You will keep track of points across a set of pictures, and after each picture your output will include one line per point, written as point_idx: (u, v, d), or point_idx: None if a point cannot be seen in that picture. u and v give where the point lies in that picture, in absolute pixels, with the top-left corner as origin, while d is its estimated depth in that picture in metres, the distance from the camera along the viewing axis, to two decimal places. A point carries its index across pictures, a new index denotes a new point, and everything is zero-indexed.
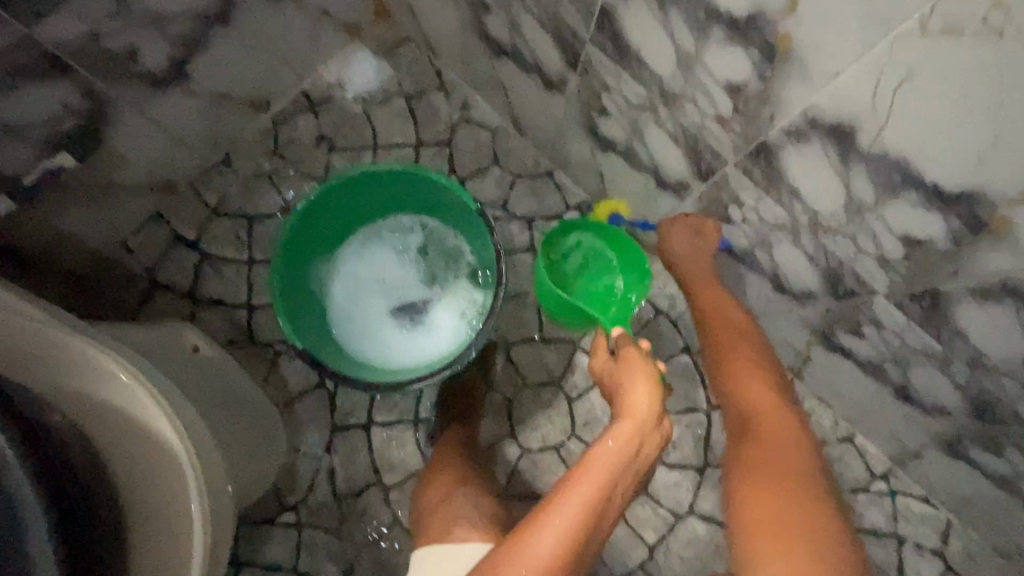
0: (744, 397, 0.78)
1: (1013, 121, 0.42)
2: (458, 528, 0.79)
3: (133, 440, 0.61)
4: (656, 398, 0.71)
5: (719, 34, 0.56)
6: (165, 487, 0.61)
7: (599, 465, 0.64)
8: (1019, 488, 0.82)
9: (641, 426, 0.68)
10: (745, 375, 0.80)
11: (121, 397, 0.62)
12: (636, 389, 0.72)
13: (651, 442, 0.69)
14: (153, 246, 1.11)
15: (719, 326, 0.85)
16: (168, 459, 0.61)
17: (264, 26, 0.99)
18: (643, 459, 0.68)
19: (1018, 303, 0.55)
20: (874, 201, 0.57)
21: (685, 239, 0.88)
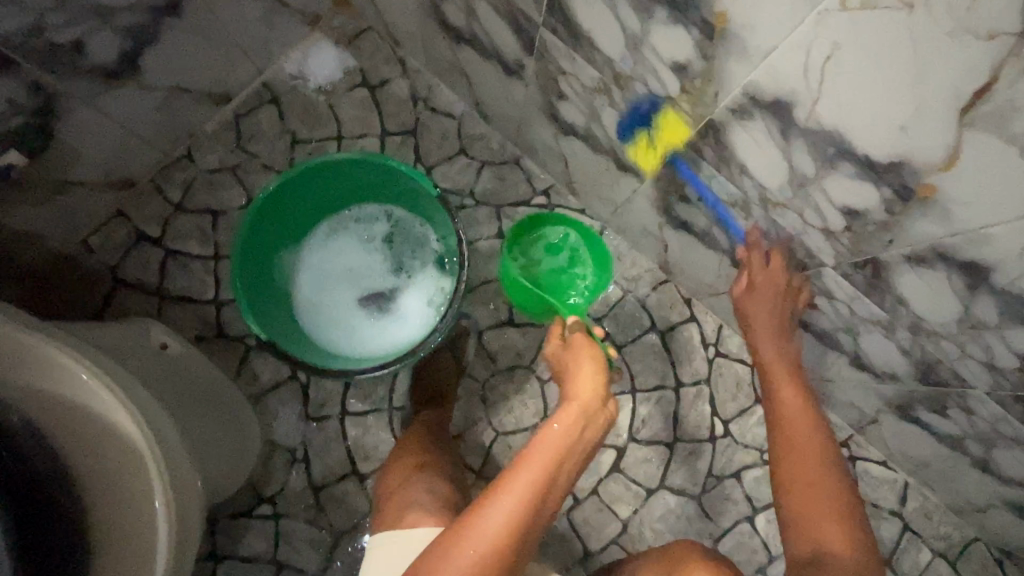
0: (806, 509, 0.74)
1: (928, 92, 0.44)
2: (409, 514, 0.79)
3: (95, 435, 0.61)
4: (602, 381, 0.77)
5: (662, 14, 0.57)
6: (128, 483, 0.60)
7: (550, 444, 0.68)
8: (965, 446, 0.86)
9: (587, 407, 0.73)
10: (814, 487, 0.76)
11: (81, 394, 0.61)
12: (584, 368, 0.78)
13: (596, 421, 0.73)
14: (115, 245, 1.09)
15: (792, 428, 0.82)
16: (131, 454, 0.60)
17: (218, 16, 0.97)
18: (590, 439, 0.72)
19: (948, 267, 0.57)
20: (815, 173, 0.59)
21: (767, 308, 0.84)
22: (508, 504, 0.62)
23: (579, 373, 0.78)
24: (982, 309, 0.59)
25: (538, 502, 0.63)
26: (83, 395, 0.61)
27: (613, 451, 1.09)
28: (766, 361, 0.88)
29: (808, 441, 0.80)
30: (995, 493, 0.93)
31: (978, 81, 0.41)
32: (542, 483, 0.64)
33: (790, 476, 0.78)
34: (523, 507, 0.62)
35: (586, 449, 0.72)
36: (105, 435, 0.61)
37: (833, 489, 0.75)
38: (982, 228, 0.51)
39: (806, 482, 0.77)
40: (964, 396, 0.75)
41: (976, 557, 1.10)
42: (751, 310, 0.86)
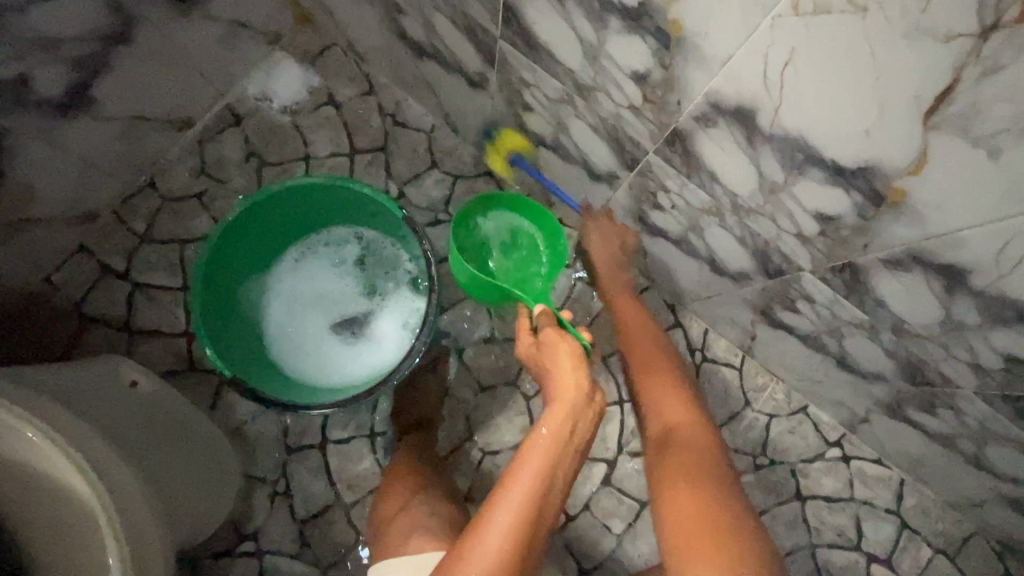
0: (654, 400, 0.81)
1: (891, 97, 0.43)
2: (415, 540, 0.76)
3: (44, 492, 0.58)
4: (583, 375, 0.72)
5: (617, 24, 0.55)
6: (81, 544, 0.58)
7: (532, 460, 0.64)
8: (957, 444, 0.84)
9: (573, 409, 0.69)
10: (657, 381, 0.82)
11: (23, 452, 0.58)
12: (562, 362, 0.74)
13: (585, 420, 0.70)
14: (79, 280, 1.06)
15: (628, 320, 0.94)
16: (80, 513, 0.58)
17: (173, 42, 0.94)
18: (580, 439, 0.68)
19: (926, 270, 0.55)
20: (784, 180, 0.57)
21: (604, 250, 1.00)
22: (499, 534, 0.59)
23: (559, 372, 0.73)
24: (963, 311, 0.57)
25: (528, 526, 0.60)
26: (26, 451, 0.58)
27: (603, 464, 1.07)
28: (602, 273, 1.00)
29: (653, 354, 0.88)
30: (992, 489, 0.91)
31: (938, 85, 0.39)
32: (530, 503, 0.61)
33: (638, 363, 0.87)
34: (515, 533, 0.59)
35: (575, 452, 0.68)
36: (55, 492, 0.58)
37: (673, 377, 0.84)
38: (957, 232, 0.49)
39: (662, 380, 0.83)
40: (952, 395, 0.73)
41: (976, 552, 1.09)
42: (592, 247, 1.01)
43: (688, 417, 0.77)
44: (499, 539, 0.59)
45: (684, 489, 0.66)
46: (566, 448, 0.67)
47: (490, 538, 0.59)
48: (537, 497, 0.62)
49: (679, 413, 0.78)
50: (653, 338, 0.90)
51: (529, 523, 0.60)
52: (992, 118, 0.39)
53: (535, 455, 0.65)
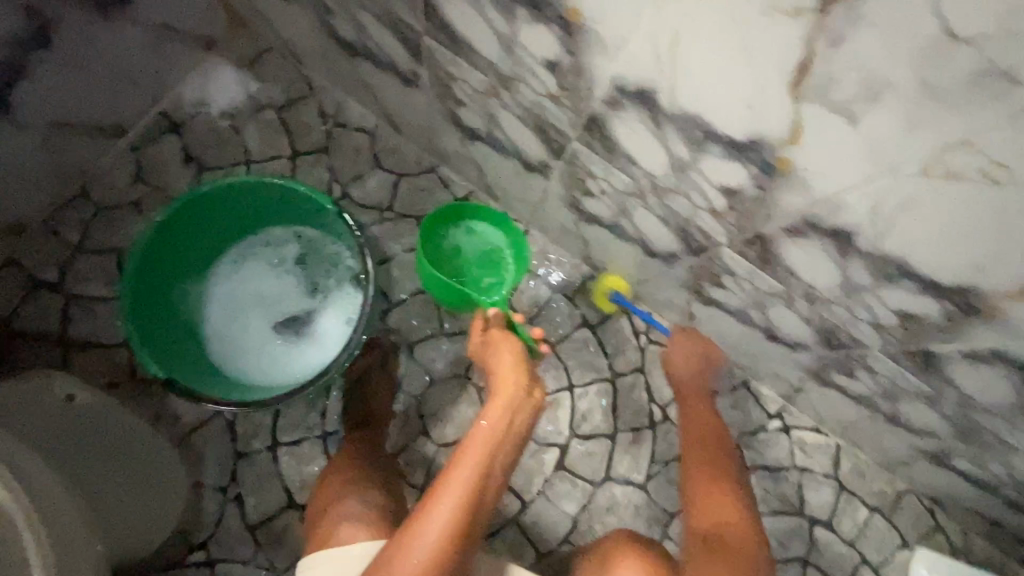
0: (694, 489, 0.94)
1: (762, 70, 0.46)
2: (342, 529, 0.78)
3: None
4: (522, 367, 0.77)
5: (525, 14, 0.58)
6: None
7: (471, 459, 0.67)
8: (877, 404, 0.90)
9: (512, 399, 0.74)
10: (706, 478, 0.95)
11: None
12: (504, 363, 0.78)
13: (522, 410, 0.74)
14: (8, 294, 1.02)
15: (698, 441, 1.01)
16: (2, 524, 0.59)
17: (98, 46, 0.93)
18: (518, 429, 0.73)
19: (820, 235, 0.60)
20: (690, 157, 0.61)
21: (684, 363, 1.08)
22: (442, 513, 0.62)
23: (500, 367, 0.78)
24: (856, 273, 0.62)
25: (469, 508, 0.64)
26: None
27: (556, 449, 1.10)
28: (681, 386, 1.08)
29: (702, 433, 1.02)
30: (913, 446, 0.98)
31: (796, 58, 0.43)
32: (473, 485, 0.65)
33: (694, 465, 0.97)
34: (457, 514, 0.62)
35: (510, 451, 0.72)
36: None
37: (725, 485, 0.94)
38: (839, 196, 0.52)
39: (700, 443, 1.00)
40: (864, 356, 0.78)
41: (907, 508, 1.16)
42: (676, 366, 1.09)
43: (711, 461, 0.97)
44: (437, 535, 0.61)
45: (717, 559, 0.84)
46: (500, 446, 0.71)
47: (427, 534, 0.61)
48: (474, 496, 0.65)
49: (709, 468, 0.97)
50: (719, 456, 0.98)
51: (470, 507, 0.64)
52: (845, 87, 0.42)
53: (473, 451, 0.68)
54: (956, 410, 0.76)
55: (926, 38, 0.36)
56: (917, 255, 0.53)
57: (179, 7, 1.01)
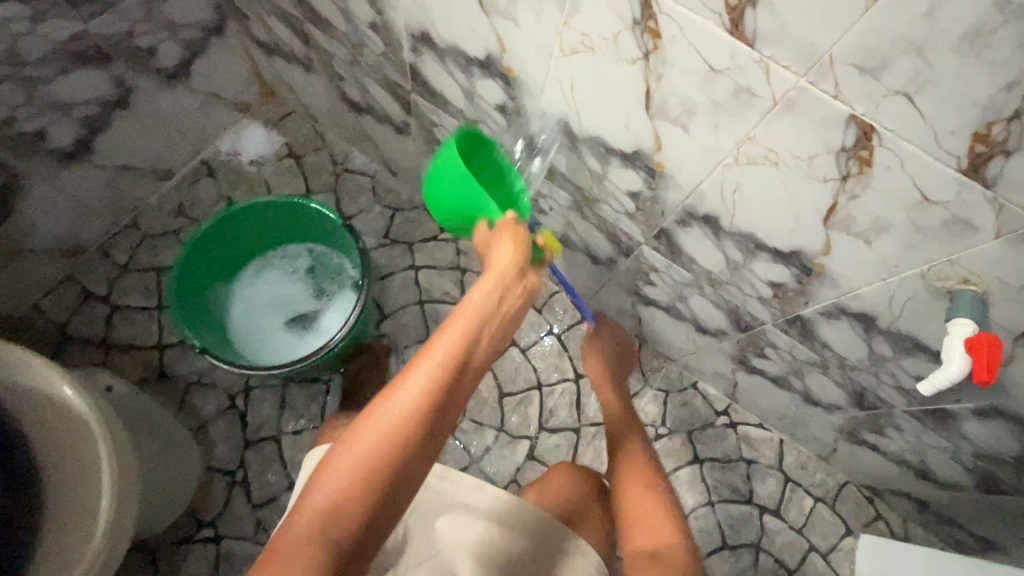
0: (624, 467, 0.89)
1: (627, 100, 0.68)
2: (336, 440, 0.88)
3: (70, 439, 0.78)
4: (520, 249, 0.67)
5: (478, 73, 0.83)
6: (86, 476, 0.76)
7: (445, 344, 0.56)
8: (792, 383, 1.06)
9: (501, 278, 0.63)
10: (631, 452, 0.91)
11: (62, 405, 0.78)
12: (499, 253, 0.66)
13: (513, 293, 0.63)
14: (64, 305, 1.23)
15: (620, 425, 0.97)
16: (93, 458, 0.77)
17: (162, 108, 1.20)
18: (504, 313, 0.62)
19: (699, 222, 0.80)
20: (602, 169, 0.84)
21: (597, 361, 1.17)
22: (421, 382, 0.54)
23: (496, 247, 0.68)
24: (731, 252, 0.82)
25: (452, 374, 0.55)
26: (65, 405, 0.78)
27: (527, 440, 1.24)
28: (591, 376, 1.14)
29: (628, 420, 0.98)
30: (833, 426, 1.11)
31: (643, 89, 0.65)
32: (455, 355, 0.56)
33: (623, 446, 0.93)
34: (439, 383, 0.54)
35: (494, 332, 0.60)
36: (79, 440, 0.78)
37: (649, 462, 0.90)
38: (698, 186, 0.74)
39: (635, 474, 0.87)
40: (765, 333, 0.96)
41: (850, 498, 1.27)
42: (590, 358, 1.18)
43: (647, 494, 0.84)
44: (408, 404, 0.53)
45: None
46: (481, 333, 0.58)
47: (391, 412, 0.53)
48: (451, 371, 0.55)
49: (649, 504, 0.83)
50: (658, 488, 0.85)
51: (450, 379, 0.55)
52: (674, 107, 0.64)
53: (453, 330, 0.57)
54: (843, 374, 0.93)
55: (701, 72, 0.58)
56: (760, 228, 0.73)
57: (224, 80, 1.29)
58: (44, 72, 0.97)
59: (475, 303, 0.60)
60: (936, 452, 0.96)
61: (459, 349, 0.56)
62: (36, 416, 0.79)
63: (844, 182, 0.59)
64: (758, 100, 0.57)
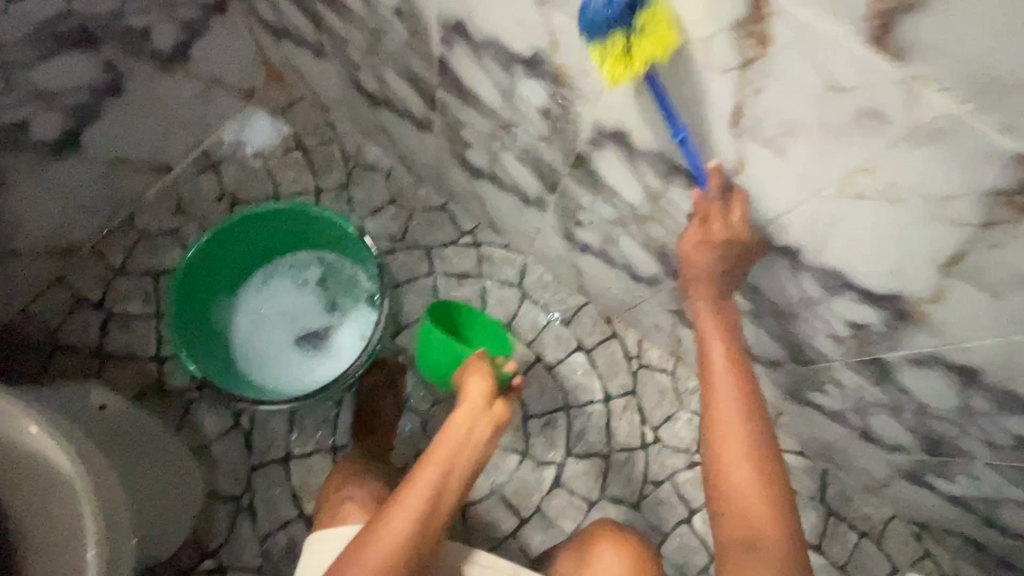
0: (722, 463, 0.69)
1: (708, 113, 0.57)
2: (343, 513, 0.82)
3: (55, 491, 0.70)
4: (490, 385, 0.81)
5: (521, 71, 0.71)
6: (70, 526, 0.69)
7: (419, 486, 0.72)
8: (850, 420, 0.97)
9: (474, 411, 0.79)
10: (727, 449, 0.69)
11: (45, 456, 0.70)
12: (472, 390, 0.80)
13: (483, 426, 0.79)
14: (55, 310, 1.13)
15: (716, 410, 0.71)
16: (77, 517, 0.69)
17: (158, 95, 1.08)
18: (476, 443, 0.78)
19: (774, 253, 0.69)
20: (661, 188, 0.72)
21: (709, 258, 0.68)
22: (399, 524, 0.69)
23: (468, 382, 0.82)
24: (809, 287, 0.71)
25: (425, 514, 0.70)
26: (48, 455, 0.70)
27: (553, 467, 1.16)
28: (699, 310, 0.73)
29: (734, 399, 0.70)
30: (891, 465, 1.02)
31: (733, 102, 0.54)
32: (429, 497, 0.71)
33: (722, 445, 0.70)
34: (414, 524, 0.69)
35: (465, 473, 0.76)
36: (63, 493, 0.70)
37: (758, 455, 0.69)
38: (782, 216, 0.63)
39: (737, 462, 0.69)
40: (830, 370, 0.86)
41: (896, 534, 1.18)
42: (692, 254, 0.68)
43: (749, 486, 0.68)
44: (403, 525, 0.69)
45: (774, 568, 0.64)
46: (450, 470, 0.74)
47: (374, 553, 0.67)
48: (433, 497, 0.72)
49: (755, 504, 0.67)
50: (769, 483, 0.68)
51: (424, 519, 0.70)
52: (771, 126, 0.53)
53: (429, 470, 0.74)
54: (917, 421, 0.83)
55: (817, 88, 0.47)
56: (852, 267, 0.62)
57: (225, 64, 1.17)
58: (22, 57, 0.85)
59: (447, 446, 0.76)
60: (1014, 505, 0.87)
61: (430, 496, 0.72)
62: (21, 463, 0.72)
63: (984, 230, 0.49)
64: (889, 127, 0.46)
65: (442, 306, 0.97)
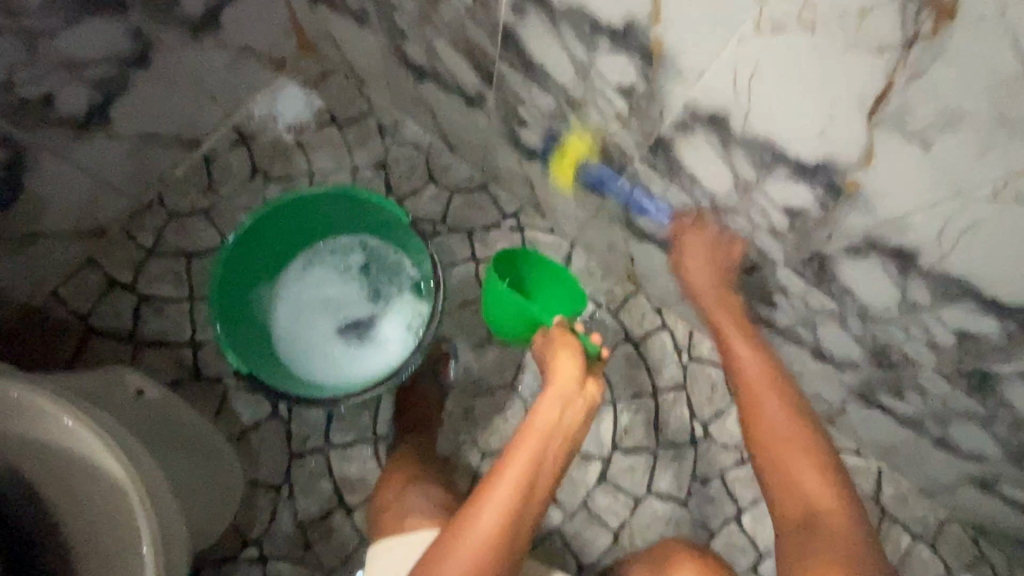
0: (770, 452, 0.73)
1: (838, 99, 0.50)
2: (410, 520, 0.82)
3: (107, 500, 0.67)
4: (579, 364, 0.77)
5: (605, 44, 0.63)
6: (124, 536, 0.66)
7: (516, 462, 0.68)
8: (926, 426, 0.91)
9: (564, 390, 0.74)
10: (776, 437, 0.74)
11: (97, 465, 0.66)
12: (562, 367, 0.77)
13: (577, 404, 0.74)
14: (86, 292, 1.09)
15: (759, 409, 0.76)
16: (131, 528, 0.66)
17: (187, 64, 1.01)
18: (569, 422, 0.73)
19: (882, 254, 0.62)
20: (755, 178, 0.65)
21: (704, 266, 0.82)
22: (499, 503, 0.65)
23: (557, 360, 0.78)
24: (916, 292, 0.64)
25: (523, 497, 0.66)
26: (98, 463, 0.66)
27: (599, 462, 1.12)
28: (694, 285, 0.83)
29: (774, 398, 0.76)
30: (960, 471, 0.97)
31: (875, 86, 0.46)
32: (525, 478, 0.67)
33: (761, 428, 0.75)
34: (512, 506, 0.65)
35: (557, 453, 0.71)
36: (115, 502, 0.66)
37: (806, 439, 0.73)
38: (905, 216, 0.56)
39: (783, 431, 0.74)
40: (916, 375, 0.80)
41: (952, 536, 1.14)
42: (688, 264, 0.84)
43: (807, 468, 0.71)
44: (483, 534, 0.63)
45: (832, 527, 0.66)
46: (548, 448, 0.70)
47: (472, 538, 0.63)
48: (517, 507, 0.65)
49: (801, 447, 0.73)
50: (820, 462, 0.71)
51: (519, 499, 0.65)
52: (921, 115, 0.46)
53: (520, 454, 0.69)
54: (1010, 432, 0.77)
55: (1005, 72, 0.40)
56: (986, 275, 0.56)
57: (256, 30, 1.09)
58: (46, 24, 0.78)
59: (541, 424, 0.71)
60: None
61: (527, 475, 0.67)
62: (71, 469, 0.68)
63: None
64: None
65: (509, 256, 0.94)
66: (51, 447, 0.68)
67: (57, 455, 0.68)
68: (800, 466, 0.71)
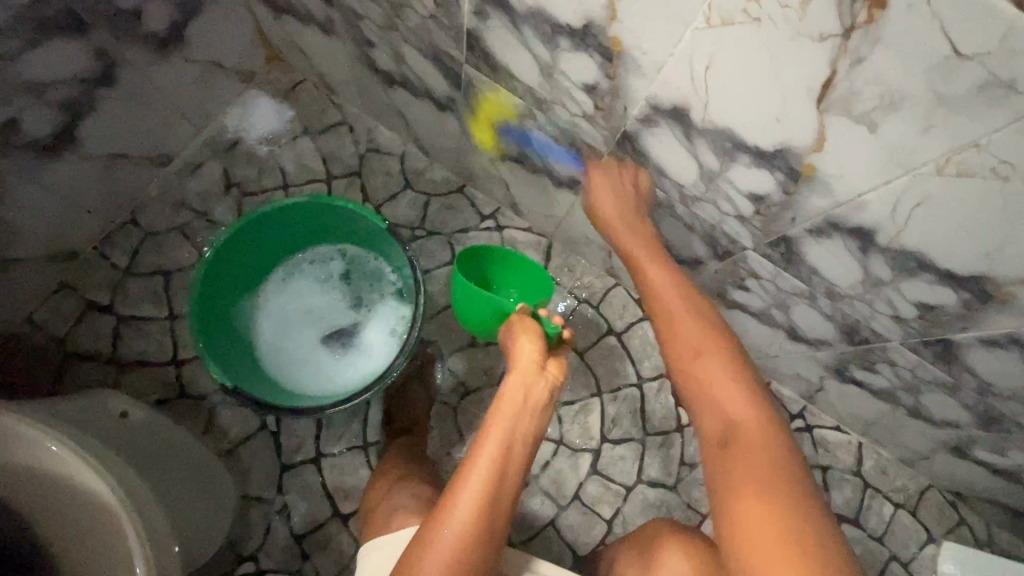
0: (686, 367, 0.67)
1: (789, 87, 0.52)
2: (397, 519, 0.81)
3: (101, 523, 0.66)
4: (539, 349, 0.77)
5: (567, 44, 0.65)
6: (118, 559, 0.65)
7: (487, 449, 0.68)
8: (899, 397, 0.94)
9: (525, 374, 0.74)
10: (692, 347, 0.67)
11: (86, 488, 0.66)
12: (524, 352, 0.77)
13: (539, 387, 0.74)
14: (63, 316, 1.08)
15: (674, 321, 0.70)
16: (125, 551, 0.65)
17: (154, 81, 1.00)
18: (535, 406, 0.73)
19: (843, 233, 0.65)
20: (719, 167, 0.67)
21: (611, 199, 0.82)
22: (472, 491, 0.66)
23: (517, 347, 0.79)
24: (877, 268, 0.67)
25: (495, 484, 0.67)
26: (88, 487, 0.66)
27: (589, 454, 1.14)
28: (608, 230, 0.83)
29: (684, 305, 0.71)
30: (934, 439, 1.01)
31: (822, 73, 0.49)
32: (496, 465, 0.67)
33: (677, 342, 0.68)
34: (486, 491, 0.66)
35: (526, 438, 0.71)
36: (108, 525, 0.66)
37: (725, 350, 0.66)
38: (861, 196, 0.58)
39: (693, 340, 0.67)
40: (885, 348, 0.83)
41: (931, 502, 1.18)
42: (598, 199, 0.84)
43: (725, 380, 0.64)
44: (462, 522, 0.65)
45: (759, 496, 0.54)
46: (517, 431, 0.70)
47: (452, 525, 0.65)
48: (489, 492, 0.66)
49: (737, 404, 0.62)
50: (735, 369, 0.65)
51: (494, 485, 0.67)
52: (866, 98, 0.49)
53: (491, 441, 0.69)
54: (976, 397, 0.81)
55: (939, 55, 0.42)
56: (938, 247, 0.59)
57: (223, 44, 1.09)
58: (8, 47, 0.77)
59: (506, 408, 0.71)
60: None
61: (499, 460, 0.68)
62: (62, 494, 0.68)
63: None
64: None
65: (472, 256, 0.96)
66: (41, 473, 0.67)
67: (48, 481, 0.67)
68: (718, 378, 0.64)
